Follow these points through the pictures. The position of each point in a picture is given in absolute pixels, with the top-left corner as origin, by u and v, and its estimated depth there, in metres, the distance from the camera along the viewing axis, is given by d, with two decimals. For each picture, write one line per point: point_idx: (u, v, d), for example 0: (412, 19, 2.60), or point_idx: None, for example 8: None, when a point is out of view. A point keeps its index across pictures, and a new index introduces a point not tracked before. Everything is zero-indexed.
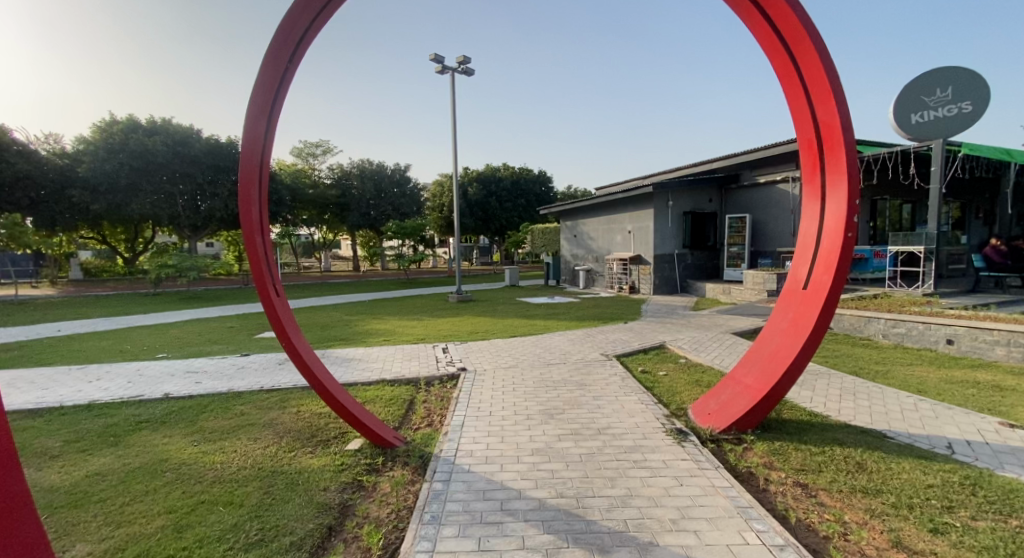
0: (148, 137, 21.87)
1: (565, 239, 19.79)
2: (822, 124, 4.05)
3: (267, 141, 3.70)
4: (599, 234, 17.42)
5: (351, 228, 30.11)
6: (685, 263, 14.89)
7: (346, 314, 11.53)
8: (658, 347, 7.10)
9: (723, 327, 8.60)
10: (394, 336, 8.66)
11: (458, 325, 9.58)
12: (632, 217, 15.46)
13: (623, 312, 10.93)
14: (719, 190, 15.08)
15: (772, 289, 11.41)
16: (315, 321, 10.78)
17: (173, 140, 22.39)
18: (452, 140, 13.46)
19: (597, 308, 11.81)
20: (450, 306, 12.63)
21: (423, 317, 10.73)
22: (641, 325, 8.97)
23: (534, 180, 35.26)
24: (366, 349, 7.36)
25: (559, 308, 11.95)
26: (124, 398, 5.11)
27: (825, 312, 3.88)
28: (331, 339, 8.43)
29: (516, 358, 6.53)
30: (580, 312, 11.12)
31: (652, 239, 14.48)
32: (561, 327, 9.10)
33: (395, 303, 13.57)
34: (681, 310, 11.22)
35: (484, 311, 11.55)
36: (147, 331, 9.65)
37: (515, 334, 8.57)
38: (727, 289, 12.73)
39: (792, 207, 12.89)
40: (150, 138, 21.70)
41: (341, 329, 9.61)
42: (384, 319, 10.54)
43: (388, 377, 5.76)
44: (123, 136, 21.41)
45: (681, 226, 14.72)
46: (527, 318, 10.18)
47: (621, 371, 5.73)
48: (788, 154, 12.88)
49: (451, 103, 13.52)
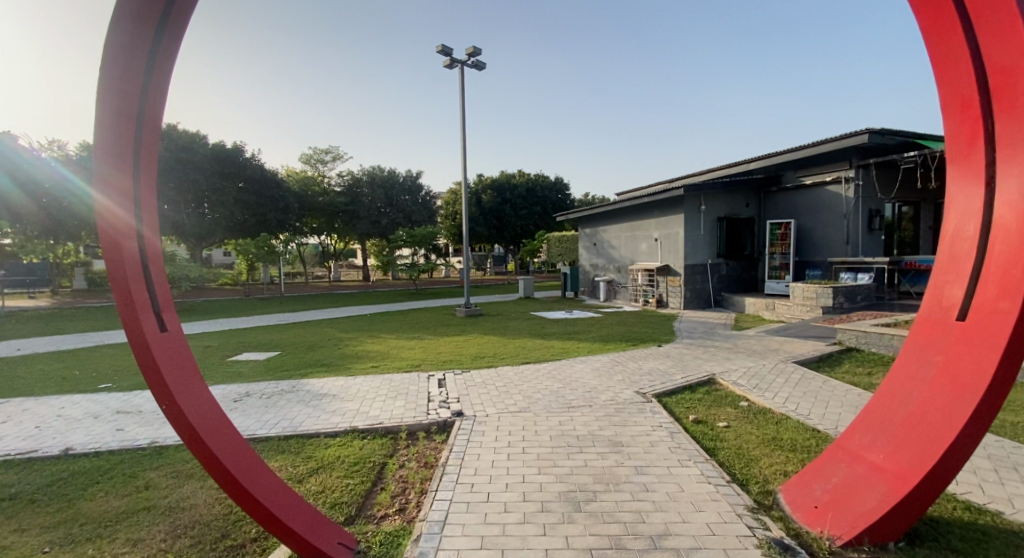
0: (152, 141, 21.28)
1: (583, 247, 18.41)
2: (994, 71, 2.63)
3: (150, 90, 2.44)
4: (621, 241, 16.00)
5: (361, 237, 29.14)
6: (719, 274, 13.38)
7: (340, 332, 10.30)
8: (706, 383, 5.66)
9: (779, 354, 7.12)
10: (386, 360, 7.38)
11: (463, 347, 8.25)
12: (659, 224, 14.04)
13: (654, 331, 9.50)
14: (756, 193, 13.58)
15: (828, 305, 9.85)
16: (304, 340, 9.58)
17: (177, 146, 21.73)
18: (461, 143, 12.74)
19: (623, 326, 10.40)
20: (457, 322, 11.36)
21: (424, 336, 9.42)
22: (678, 349, 7.54)
23: (551, 188, 33.98)
24: (346, 381, 6.04)
25: (579, 325, 10.57)
26: (10, 455, 3.88)
27: (1010, 356, 2.44)
28: (312, 365, 7.17)
29: (529, 397, 5.17)
30: (603, 330, 9.73)
31: (683, 247, 13.03)
32: (583, 350, 7.72)
33: (397, 318, 12.36)
34: (720, 329, 9.75)
35: (494, 329, 10.24)
36: (114, 350, 8.56)
37: (527, 359, 7.19)
38: (772, 305, 11.20)
39: (844, 212, 11.34)
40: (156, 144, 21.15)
41: (329, 351, 8.38)
42: (380, 339, 9.26)
43: (363, 424, 4.44)
44: None
45: (714, 234, 13.28)
46: (543, 338, 8.81)
47: (667, 422, 4.32)
48: (839, 152, 11.36)
49: (460, 101, 12.46)
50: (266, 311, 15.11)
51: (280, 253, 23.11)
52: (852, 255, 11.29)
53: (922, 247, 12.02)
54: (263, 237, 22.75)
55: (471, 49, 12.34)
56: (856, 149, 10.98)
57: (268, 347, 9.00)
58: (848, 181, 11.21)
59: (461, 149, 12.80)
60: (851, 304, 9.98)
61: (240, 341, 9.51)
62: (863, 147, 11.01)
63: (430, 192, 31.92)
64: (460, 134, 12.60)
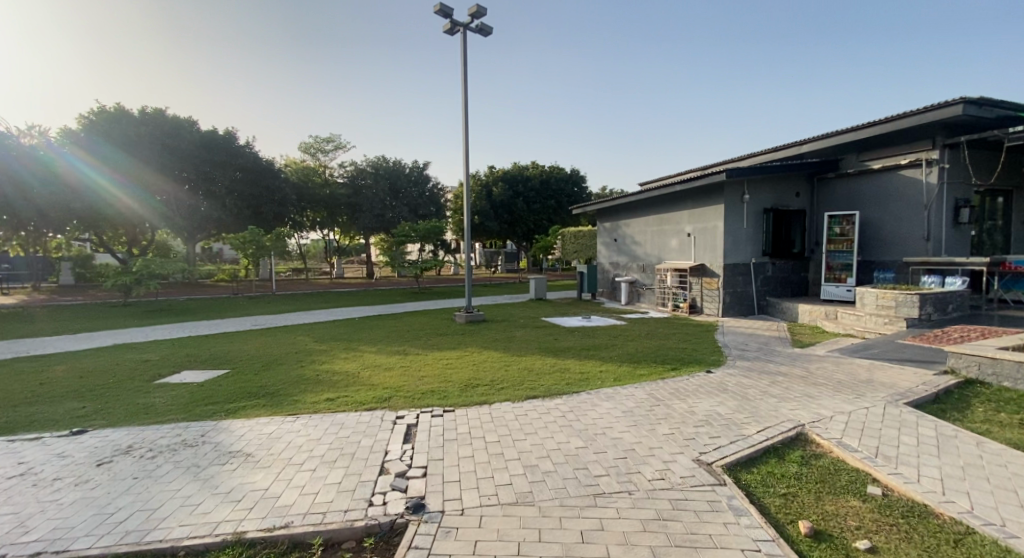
0: (133, 127, 20.23)
1: (602, 243, 16.58)
2: None
3: None
4: (645, 237, 14.15)
5: (364, 231, 27.64)
6: (763, 276, 11.53)
7: (312, 343, 8.59)
8: (797, 442, 3.84)
9: (874, 387, 5.25)
10: (351, 386, 5.65)
11: (454, 368, 6.49)
12: (692, 217, 12.20)
13: (695, 347, 7.67)
14: (808, 181, 11.67)
15: (913, 317, 7.88)
16: (267, 353, 7.91)
17: (161, 132, 20.60)
18: (462, 126, 11.43)
19: (656, 338, 8.55)
20: (454, 331, 9.60)
21: (409, 351, 7.66)
22: (734, 378, 5.72)
23: (567, 181, 32.01)
24: (279, 427, 4.31)
25: (600, 337, 8.75)
26: None
27: None
28: (253, 391, 5.48)
29: (534, 467, 3.42)
30: (632, 345, 7.91)
31: (721, 244, 11.21)
32: (610, 377, 5.92)
33: (388, 324, 10.67)
34: (777, 345, 7.85)
35: (497, 341, 8.47)
36: (30, 364, 6.98)
37: (536, 389, 5.41)
38: (834, 314, 9.28)
39: (924, 202, 9.36)
40: (138, 129, 20.15)
41: (288, 369, 6.67)
42: (356, 354, 7.59)
43: (256, 529, 2.69)
44: (106, 127, 19.79)
45: (758, 227, 11.46)
46: (557, 357, 6.99)
47: (769, 544, 2.50)
48: (919, 129, 9.40)
49: (464, 78, 11.22)
50: (249, 312, 13.63)
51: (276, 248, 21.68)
52: (934, 253, 9.30)
53: (1015, 245, 9.93)
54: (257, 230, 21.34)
55: (475, 9, 10.54)
56: (944, 123, 8.99)
57: (218, 361, 7.34)
58: (931, 163, 9.23)
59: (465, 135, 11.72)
60: (940, 316, 8.02)
61: (192, 352, 7.89)
62: (952, 121, 9.03)
63: (438, 185, 30.24)
64: (461, 117, 11.43)
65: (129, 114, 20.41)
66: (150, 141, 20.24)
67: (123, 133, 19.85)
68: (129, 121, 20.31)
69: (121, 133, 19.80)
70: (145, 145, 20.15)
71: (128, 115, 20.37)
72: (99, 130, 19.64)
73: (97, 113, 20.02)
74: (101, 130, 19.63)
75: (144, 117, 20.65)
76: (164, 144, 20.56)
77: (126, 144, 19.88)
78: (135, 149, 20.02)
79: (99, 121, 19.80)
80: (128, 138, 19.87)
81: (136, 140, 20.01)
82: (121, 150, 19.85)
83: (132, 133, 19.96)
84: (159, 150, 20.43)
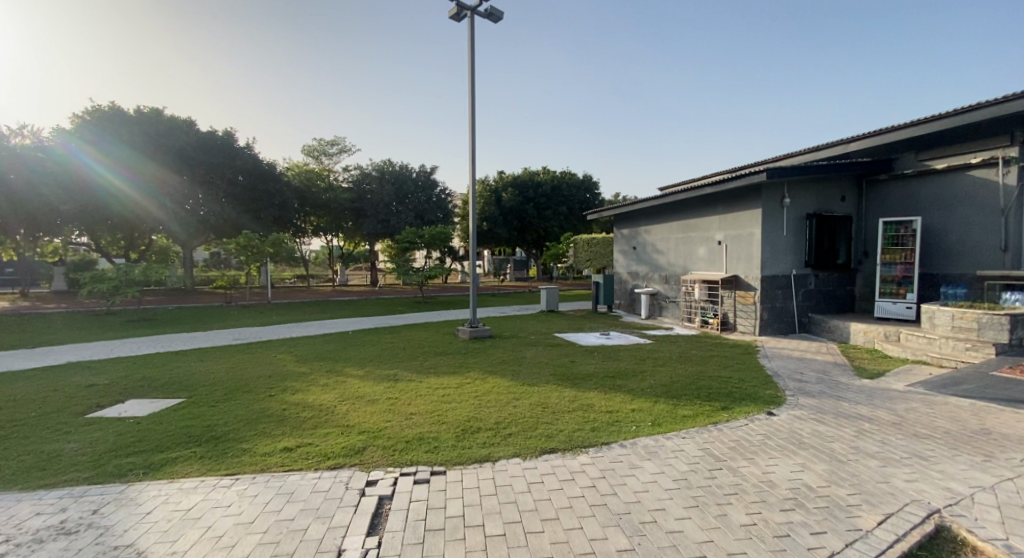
0: (128, 126, 19.46)
1: (618, 252, 15.38)
2: None
3: None
4: (668, 245, 12.93)
5: (368, 236, 26.66)
6: (805, 289, 10.27)
7: (289, 365, 7.42)
8: (944, 548, 2.61)
9: (1002, 443, 3.97)
10: (319, 429, 4.48)
11: (451, 402, 5.30)
12: (723, 222, 11.00)
13: (742, 376, 6.42)
14: (854, 185, 10.46)
15: (1004, 342, 6.60)
16: (235, 377, 6.76)
17: (156, 131, 19.80)
18: (468, 121, 10.35)
19: (691, 363, 7.30)
20: (454, 351, 8.39)
21: (400, 378, 6.47)
22: (806, 424, 4.50)
23: (580, 187, 30.90)
24: (204, 500, 3.15)
25: (625, 360, 7.49)
26: None
27: None
28: (194, 434, 4.35)
29: None
30: (665, 373, 6.66)
31: (758, 253, 10.00)
32: (645, 421, 4.70)
33: (381, 341, 9.48)
34: (839, 374, 6.59)
35: (504, 364, 7.25)
36: None
37: (553, 437, 4.21)
38: (897, 336, 8.01)
39: (1001, 206, 8.11)
40: (133, 128, 19.39)
41: (250, 401, 5.51)
42: (340, 380, 6.46)
43: None
44: (100, 126, 19.06)
45: (798, 236, 10.25)
46: (576, 389, 5.77)
47: None
48: (991, 122, 8.18)
49: (471, 67, 10.18)
50: (237, 323, 12.54)
51: (274, 255, 20.68)
52: (1014, 266, 8.02)
53: None
54: (254, 234, 20.28)
55: None
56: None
57: (173, 386, 6.19)
58: (1009, 162, 7.98)
59: (473, 132, 10.70)
60: None
61: (149, 374, 6.73)
62: None
63: (445, 190, 29.15)
64: (469, 112, 10.39)
65: (125, 113, 19.73)
66: (147, 140, 19.46)
67: (121, 131, 19.17)
68: (124, 120, 19.60)
69: (116, 132, 19.09)
70: (145, 142, 19.37)
71: (125, 113, 19.68)
72: (97, 129, 19.00)
73: (91, 112, 19.34)
74: (95, 129, 18.91)
75: (138, 116, 19.85)
76: (160, 144, 19.69)
77: (125, 140, 19.07)
78: (135, 145, 19.23)
79: (94, 121, 19.16)
80: (126, 135, 19.14)
81: (131, 139, 19.20)
82: (121, 145, 19.06)
83: (130, 131, 19.24)
84: (156, 150, 19.62)
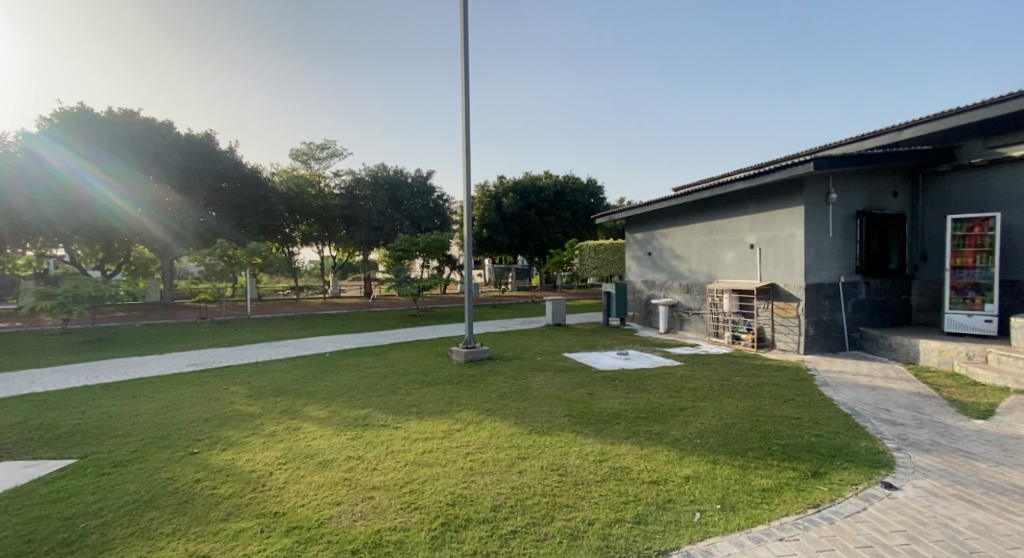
0: (103, 130, 18.21)
1: (630, 258, 13.98)
2: None
3: None
4: (689, 250, 11.50)
5: (360, 245, 25.21)
6: (855, 299, 8.84)
7: (236, 404, 5.91)
8: None
9: None
10: (226, 525, 3.01)
11: (431, 467, 3.82)
12: (755, 223, 9.59)
13: (811, 416, 4.94)
14: (906, 178, 9.12)
15: None
16: (160, 422, 5.26)
17: (130, 133, 18.60)
18: (462, 110, 9.01)
19: (741, 396, 5.81)
20: (445, 380, 6.90)
21: (370, 424, 4.98)
22: (957, 507, 3.04)
23: (584, 191, 29.43)
24: None
25: (656, 393, 6.00)
26: None
27: None
28: (31, 540, 2.90)
29: None
30: (711, 412, 5.19)
31: (801, 258, 8.57)
32: (708, 500, 3.24)
33: (361, 367, 7.99)
34: (936, 410, 5.15)
35: (505, 401, 5.76)
36: None
37: (579, 540, 2.75)
38: (986, 357, 6.58)
39: None
40: (107, 132, 18.23)
41: (155, 468, 4.02)
42: (293, 426, 5.00)
43: None
44: (74, 129, 17.82)
45: (846, 237, 8.83)
46: (601, 442, 4.29)
47: None
48: None
49: (464, 51, 8.90)
50: (205, 342, 11.06)
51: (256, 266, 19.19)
52: None
53: None
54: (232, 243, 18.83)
55: None
56: None
57: (67, 441, 4.69)
58: None
59: (468, 124, 9.43)
60: None
61: (47, 424, 5.22)
62: None
63: (443, 196, 27.83)
64: (462, 103, 9.16)
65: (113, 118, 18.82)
66: (131, 145, 18.47)
67: (116, 138, 18.35)
68: (95, 123, 18.29)
69: (91, 137, 17.96)
70: (141, 151, 18.62)
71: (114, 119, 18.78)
72: (77, 132, 17.79)
73: (59, 115, 17.92)
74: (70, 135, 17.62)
75: (113, 118, 18.64)
76: (140, 150, 18.55)
77: (121, 149, 18.30)
78: (132, 155, 18.50)
79: (75, 123, 17.95)
80: (121, 144, 18.38)
81: (104, 143, 18.09)
82: (117, 155, 18.28)
83: (124, 139, 18.46)
84: (132, 155, 18.47)
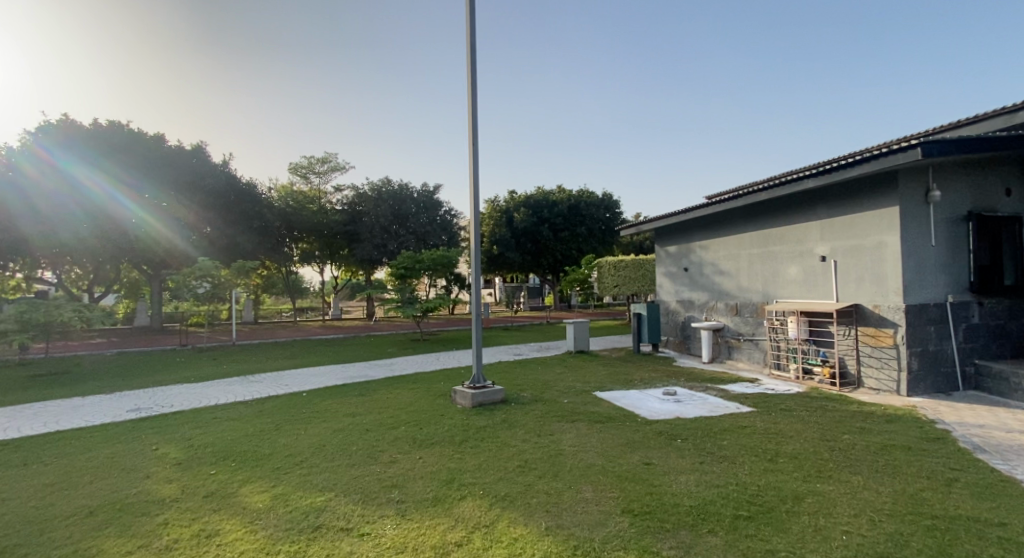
0: (120, 145, 17.45)
1: (662, 276, 12.21)
2: None
3: None
4: (737, 264, 9.73)
5: (362, 263, 23.77)
6: (966, 324, 7.00)
7: (148, 478, 4.16)
8: None
9: None
10: None
11: None
12: (827, 230, 7.84)
13: (1015, 520, 3.13)
14: (1018, 174, 7.36)
15: None
16: (14, 517, 3.50)
17: (142, 150, 17.83)
18: (467, 106, 7.43)
19: (870, 471, 4.02)
20: (444, 438, 5.14)
21: (323, 530, 3.23)
22: None
23: (598, 206, 27.51)
24: None
25: (743, 466, 4.20)
26: None
27: None
28: None
29: None
30: (847, 506, 3.39)
31: (896, 271, 6.77)
32: None
33: (339, 415, 6.24)
34: None
35: (528, 479, 3.98)
36: None
37: None
38: None
39: None
40: (124, 148, 17.49)
41: None
42: (208, 531, 3.25)
43: None
44: (96, 142, 17.10)
45: (950, 247, 7.01)
46: None
47: None
48: None
49: (469, 38, 7.26)
50: (168, 376, 9.38)
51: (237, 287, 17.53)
52: None
53: None
54: (215, 262, 17.20)
55: None
56: None
57: None
58: None
59: (475, 127, 7.86)
60: None
61: None
62: None
63: (451, 211, 26.39)
64: (468, 98, 7.59)
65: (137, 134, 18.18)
66: (150, 163, 17.89)
67: (145, 157, 17.85)
68: (108, 136, 17.37)
69: (109, 152, 17.24)
70: (165, 168, 18.19)
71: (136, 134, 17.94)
72: (93, 146, 17.03)
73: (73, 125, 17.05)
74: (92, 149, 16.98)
75: (123, 132, 17.71)
76: (161, 168, 18.09)
77: (145, 166, 17.78)
78: (158, 172, 18.03)
79: (100, 138, 17.29)
80: (151, 162, 17.92)
81: (120, 159, 17.30)
82: (144, 173, 17.75)
83: (154, 158, 17.98)
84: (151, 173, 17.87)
